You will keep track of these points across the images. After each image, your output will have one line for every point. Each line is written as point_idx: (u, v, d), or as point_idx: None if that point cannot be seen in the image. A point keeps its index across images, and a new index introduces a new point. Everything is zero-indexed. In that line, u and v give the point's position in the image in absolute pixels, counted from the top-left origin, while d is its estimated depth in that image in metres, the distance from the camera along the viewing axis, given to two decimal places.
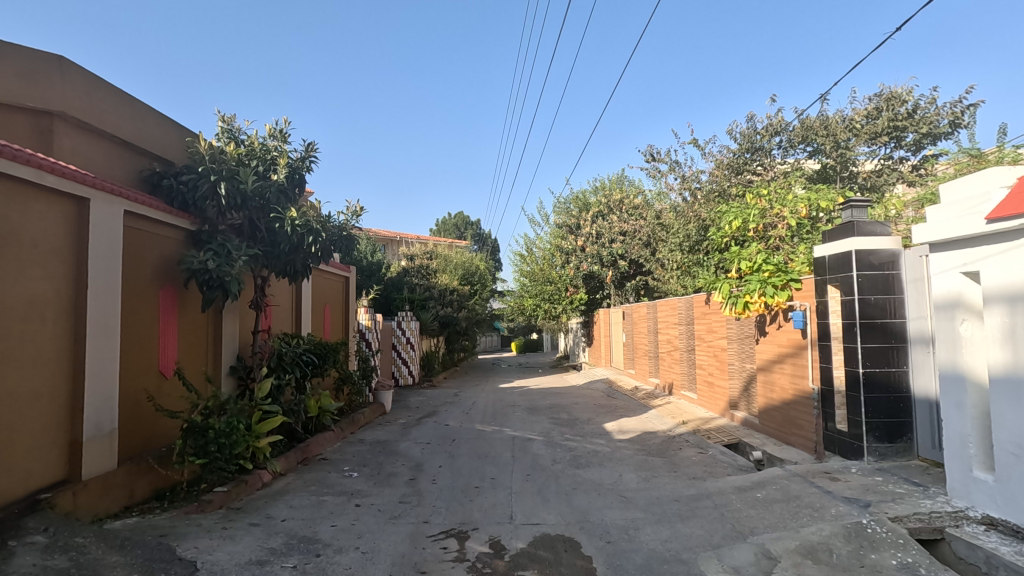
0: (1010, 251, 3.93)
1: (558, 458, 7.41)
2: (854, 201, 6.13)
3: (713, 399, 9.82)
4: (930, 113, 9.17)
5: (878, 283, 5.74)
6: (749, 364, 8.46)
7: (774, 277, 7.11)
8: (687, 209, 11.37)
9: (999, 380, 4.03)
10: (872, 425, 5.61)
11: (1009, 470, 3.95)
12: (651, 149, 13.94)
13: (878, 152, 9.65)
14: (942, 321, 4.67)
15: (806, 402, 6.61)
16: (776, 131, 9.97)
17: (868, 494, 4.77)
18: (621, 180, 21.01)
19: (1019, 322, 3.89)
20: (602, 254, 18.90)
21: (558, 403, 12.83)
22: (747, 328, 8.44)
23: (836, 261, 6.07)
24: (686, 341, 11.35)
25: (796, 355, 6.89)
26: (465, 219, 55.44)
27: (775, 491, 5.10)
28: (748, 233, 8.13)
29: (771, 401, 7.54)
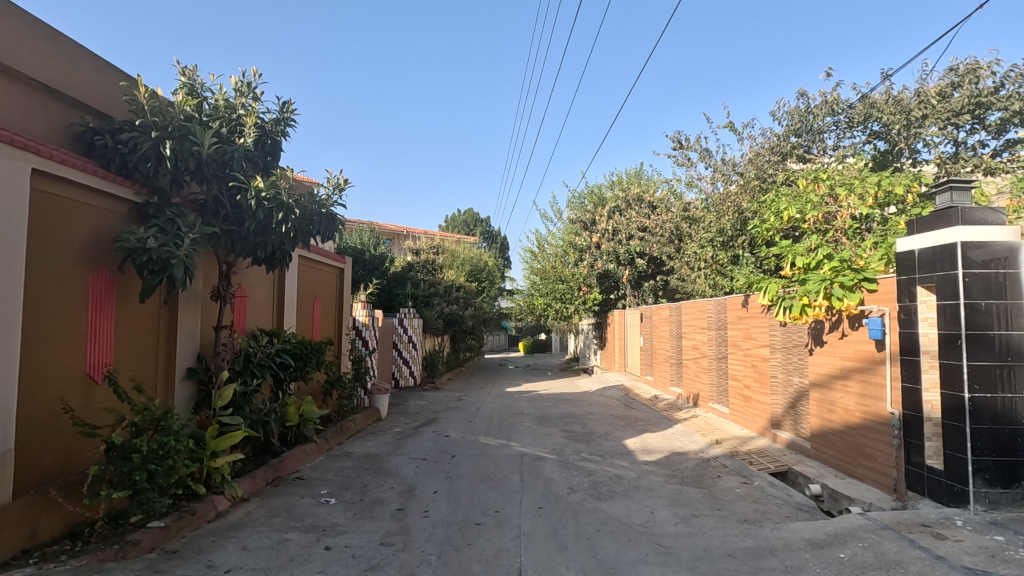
0: None
1: (575, 485, 6.25)
2: (954, 180, 4.91)
3: (749, 416, 8.64)
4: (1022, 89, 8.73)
5: (989, 285, 4.57)
6: (798, 377, 7.28)
7: (840, 275, 5.85)
8: (722, 200, 10.23)
9: None
10: (981, 466, 4.44)
11: None
12: (679, 136, 12.85)
13: (954, 136, 9.15)
14: None
15: (882, 429, 5.41)
16: (833, 110, 9.95)
17: (999, 564, 3.56)
18: (640, 174, 19.84)
19: None
20: (619, 251, 17.78)
21: (570, 412, 11.69)
22: (798, 336, 7.24)
23: (931, 257, 4.87)
24: (715, 347, 10.16)
25: (867, 371, 5.70)
26: (474, 216, 54.61)
27: (865, 551, 3.91)
28: (803, 223, 6.89)
29: (828, 424, 6.34)
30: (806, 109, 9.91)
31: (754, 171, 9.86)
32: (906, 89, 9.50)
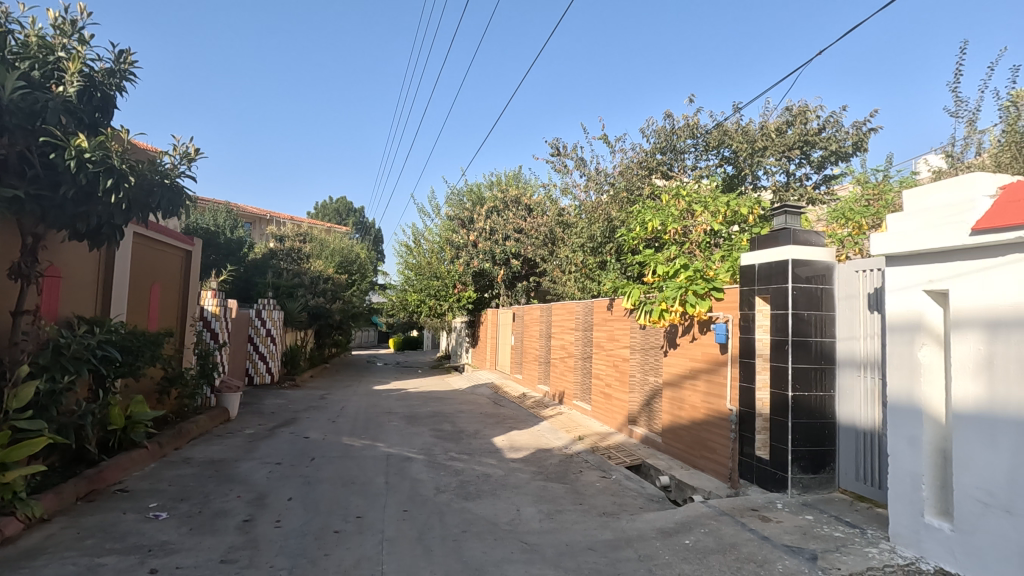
0: (990, 271, 3.22)
1: (443, 486, 6.13)
2: (789, 206, 5.60)
3: (609, 412, 9.18)
4: (837, 135, 10.71)
5: (812, 297, 5.26)
6: (654, 377, 7.87)
7: (694, 284, 6.39)
8: (595, 208, 11.00)
9: (967, 415, 3.32)
10: (798, 455, 5.07)
11: (973, 519, 3.27)
12: (557, 143, 13.35)
13: (787, 167, 10.87)
14: (893, 342, 3.87)
15: (722, 423, 6.01)
16: (693, 133, 10.98)
17: (810, 540, 4.06)
18: (518, 177, 20.33)
19: (1000, 352, 3.16)
20: (494, 251, 17.96)
21: (440, 411, 11.54)
22: (654, 339, 7.83)
23: (768, 271, 5.50)
24: (581, 347, 10.67)
25: (712, 372, 6.31)
26: (347, 205, 52.28)
27: (706, 537, 4.28)
28: (665, 235, 7.44)
29: (678, 420, 6.92)
30: (671, 129, 10.87)
31: (624, 181, 10.80)
32: (751, 122, 10.96)
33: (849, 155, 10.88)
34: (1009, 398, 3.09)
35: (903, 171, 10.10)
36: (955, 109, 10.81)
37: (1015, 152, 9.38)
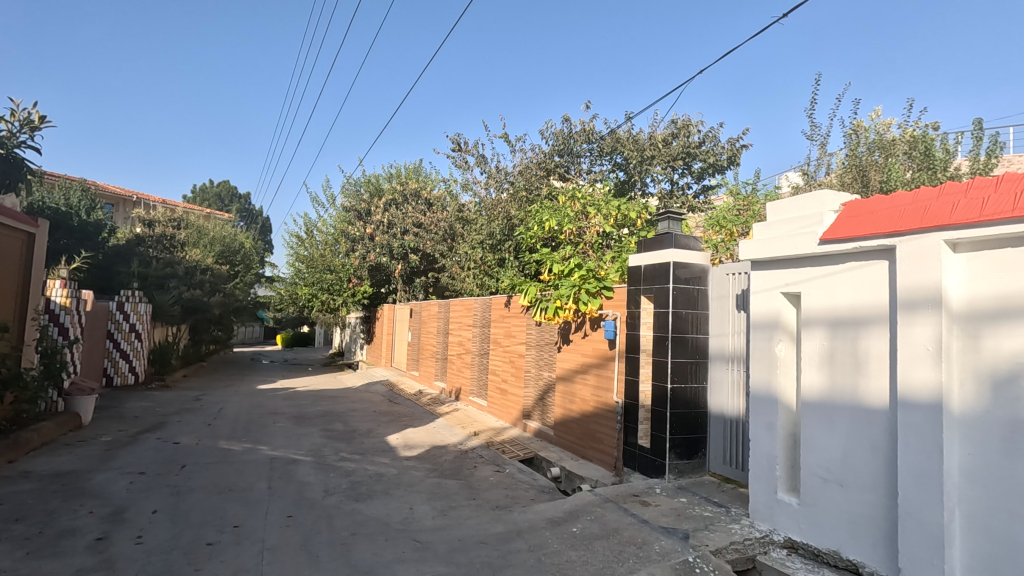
0: (834, 276, 3.69)
1: (332, 488, 5.87)
2: (671, 212, 6.01)
3: (504, 408, 9.34)
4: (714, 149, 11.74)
5: (689, 297, 5.72)
6: (547, 372, 8.12)
7: (586, 282, 6.67)
8: (494, 206, 11.12)
9: (813, 403, 3.78)
10: (675, 443, 5.49)
11: (814, 493, 3.74)
12: (458, 139, 13.32)
13: (671, 176, 11.71)
14: (755, 338, 4.31)
15: (609, 415, 6.35)
16: (589, 138, 11.51)
17: (683, 521, 4.41)
18: (418, 170, 20.03)
19: (838, 346, 3.63)
20: (392, 245, 17.43)
21: (331, 410, 11.05)
22: (549, 335, 8.07)
23: (652, 272, 5.89)
24: (479, 344, 10.75)
25: (601, 366, 6.65)
26: (230, 191, 48.36)
27: (592, 524, 4.50)
28: (560, 234, 7.69)
29: (569, 413, 7.21)
30: (568, 133, 11.38)
31: (523, 181, 11.08)
32: (641, 132, 11.68)
33: (724, 168, 11.96)
34: (844, 386, 3.56)
35: (768, 185, 11.32)
36: (810, 133, 12.26)
37: (855, 174, 10.83)
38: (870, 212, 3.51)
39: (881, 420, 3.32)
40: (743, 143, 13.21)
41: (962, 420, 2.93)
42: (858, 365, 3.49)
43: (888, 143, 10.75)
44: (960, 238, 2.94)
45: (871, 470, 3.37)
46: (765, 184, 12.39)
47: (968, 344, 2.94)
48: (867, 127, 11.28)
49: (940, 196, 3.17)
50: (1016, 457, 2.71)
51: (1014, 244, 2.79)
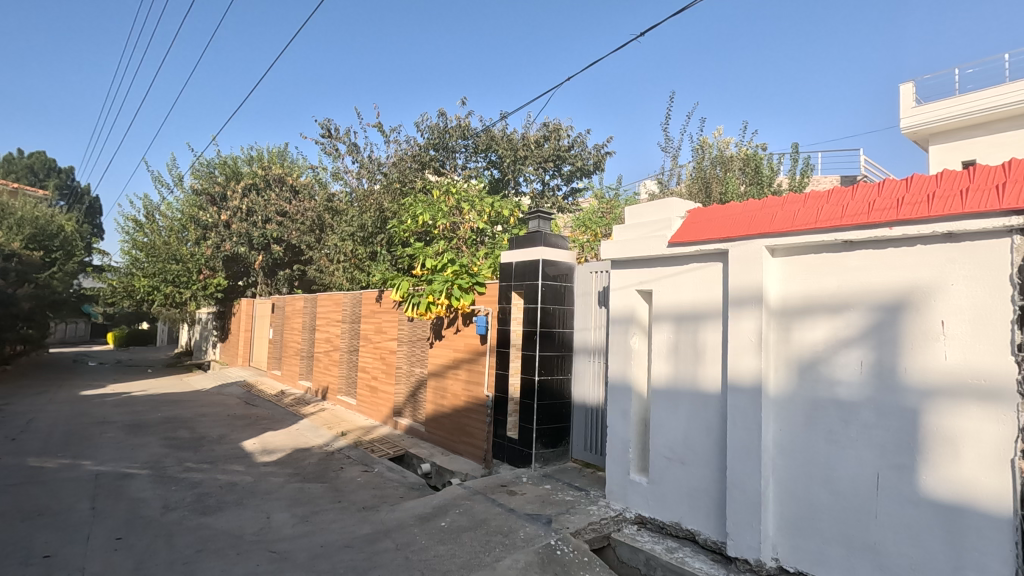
0: (679, 275, 4.09)
1: (174, 502, 5.27)
2: (541, 211, 6.24)
3: (374, 406, 9.07)
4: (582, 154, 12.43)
5: (556, 293, 5.99)
6: (419, 368, 8.02)
7: (459, 278, 6.69)
8: (366, 197, 10.74)
9: (660, 390, 4.17)
10: (541, 432, 5.73)
11: (660, 471, 4.14)
12: (328, 125, 12.63)
13: (542, 177, 12.21)
14: (613, 332, 4.64)
15: (480, 409, 6.46)
16: (464, 134, 11.63)
17: (546, 506, 4.62)
18: (283, 154, 18.68)
19: (682, 339, 4.04)
20: (252, 235, 16.06)
21: (175, 416, 9.89)
22: (421, 331, 7.97)
23: (523, 269, 6.08)
24: (348, 340, 10.31)
25: (472, 361, 6.72)
26: (46, 163, 41.17)
27: (461, 517, 4.54)
28: (434, 229, 7.62)
29: (440, 408, 7.21)
30: (444, 127, 11.49)
31: (397, 172, 10.85)
32: (515, 132, 12.02)
33: (591, 172, 12.71)
34: (686, 375, 3.98)
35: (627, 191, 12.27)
36: (665, 146, 13.48)
37: (701, 185, 12.13)
38: (710, 219, 3.95)
39: (714, 404, 3.76)
40: (607, 149, 14.16)
41: (776, 401, 3.41)
42: (697, 355, 3.91)
43: (727, 159, 12.18)
44: (777, 245, 3.42)
45: (705, 447, 3.81)
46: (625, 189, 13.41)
47: (781, 336, 3.43)
48: (711, 143, 12.68)
49: (764, 208, 3.65)
50: (814, 430, 3.22)
51: (814, 251, 3.31)
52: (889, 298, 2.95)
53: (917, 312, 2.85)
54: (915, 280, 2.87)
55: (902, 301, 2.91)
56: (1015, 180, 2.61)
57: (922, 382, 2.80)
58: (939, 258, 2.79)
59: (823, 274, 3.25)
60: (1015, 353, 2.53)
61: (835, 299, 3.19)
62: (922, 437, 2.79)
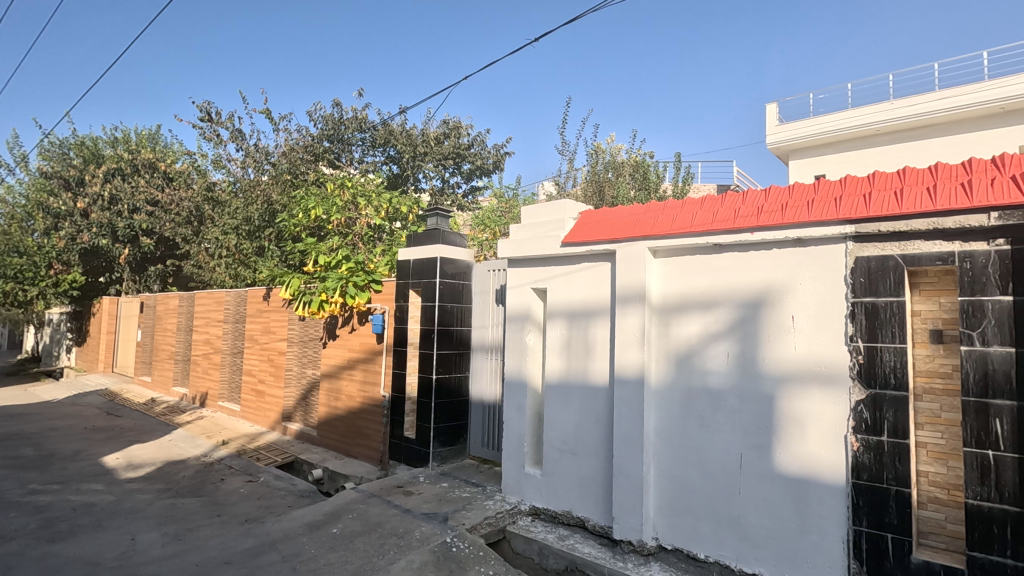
0: (572, 274, 4.27)
1: (13, 531, 4.58)
2: (439, 209, 6.19)
3: (261, 411, 8.50)
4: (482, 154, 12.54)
5: (454, 291, 5.99)
6: (311, 370, 7.64)
7: (354, 276, 6.47)
8: (252, 188, 10.04)
9: (553, 384, 4.32)
10: (439, 431, 5.71)
11: (553, 463, 4.30)
12: (208, 108, 11.64)
13: (442, 174, 12.17)
14: (510, 329, 4.73)
15: (375, 410, 6.29)
16: (361, 127, 11.29)
17: (443, 505, 4.61)
18: (155, 138, 16.92)
19: (573, 335, 4.22)
20: (117, 226, 14.34)
21: (16, 432, 8.60)
22: (313, 330, 7.60)
23: (420, 267, 6.00)
24: (231, 341, 9.58)
25: (367, 361, 6.53)
26: None
27: (353, 522, 4.40)
28: (328, 224, 7.28)
29: (334, 411, 6.92)
30: (339, 118, 11.15)
31: (287, 163, 10.26)
32: (414, 127, 11.85)
33: (491, 172, 12.85)
34: (577, 369, 4.16)
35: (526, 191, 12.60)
36: (561, 149, 13.96)
37: (594, 188, 12.74)
38: (601, 221, 4.16)
39: (602, 396, 3.96)
40: (506, 150, 14.41)
41: (657, 392, 3.68)
42: (587, 351, 4.10)
43: (619, 164, 12.88)
44: (658, 247, 3.67)
45: (594, 438, 4.01)
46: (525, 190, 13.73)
47: (661, 331, 3.70)
48: (604, 149, 13.33)
49: (648, 212, 3.91)
50: (689, 417, 3.51)
51: (690, 253, 3.60)
52: (752, 296, 3.29)
53: (774, 308, 3.20)
54: (772, 280, 3.23)
55: (762, 299, 3.25)
56: (1012, 174, 2.59)
57: (777, 370, 3.16)
58: (791, 260, 3.16)
59: (697, 274, 3.55)
60: (848, 343, 2.93)
61: (706, 297, 3.50)
62: (776, 419, 3.14)
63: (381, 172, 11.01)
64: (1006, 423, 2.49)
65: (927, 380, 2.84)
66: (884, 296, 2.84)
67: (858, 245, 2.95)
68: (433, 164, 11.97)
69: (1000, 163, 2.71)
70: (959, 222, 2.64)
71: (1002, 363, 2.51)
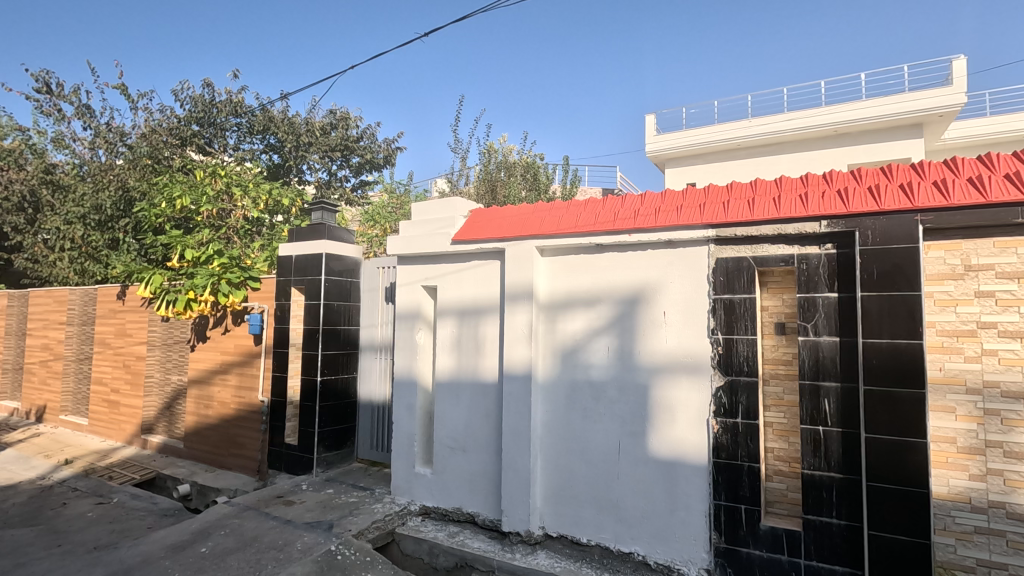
0: (463, 272, 4.28)
1: None
2: (325, 202, 5.89)
3: (115, 424, 7.56)
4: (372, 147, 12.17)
5: (341, 289, 5.74)
6: (176, 376, 6.93)
7: (228, 272, 5.90)
8: (103, 171, 8.88)
9: (444, 382, 4.31)
10: (324, 436, 5.45)
11: (444, 461, 4.29)
12: (46, 78, 10.11)
13: (328, 166, 11.62)
14: (399, 328, 4.64)
15: (252, 417, 5.85)
16: (235, 110, 10.44)
17: (328, 512, 4.41)
18: None
19: (464, 332, 4.23)
20: None
21: None
22: (179, 332, 6.90)
23: (303, 263, 5.68)
24: (77, 346, 8.41)
25: (243, 365, 6.04)
26: None
27: (226, 538, 4.06)
28: (197, 215, 6.64)
29: (204, 420, 6.34)
30: (210, 100, 10.28)
31: (146, 146, 9.20)
32: (297, 115, 11.17)
33: (381, 166, 12.51)
34: (468, 366, 4.18)
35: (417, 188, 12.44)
36: (454, 146, 13.88)
37: (487, 187, 12.90)
38: (491, 220, 4.21)
39: (491, 392, 4.03)
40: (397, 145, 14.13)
41: (543, 386, 3.80)
42: (477, 348, 4.14)
43: (510, 164, 13.10)
44: (545, 246, 3.80)
45: (484, 434, 4.06)
46: (417, 186, 13.55)
47: (548, 327, 3.83)
48: (496, 149, 13.52)
49: (537, 212, 4.02)
50: (572, 409, 3.67)
51: (575, 252, 3.77)
52: (629, 293, 3.52)
53: (648, 304, 3.45)
54: (647, 278, 3.47)
55: (638, 296, 3.49)
56: (1007, 173, 2.65)
57: (651, 362, 3.40)
58: (663, 261, 3.42)
59: (581, 273, 3.73)
60: (710, 335, 3.24)
61: (589, 295, 3.68)
62: (650, 407, 3.38)
63: (259, 160, 10.26)
64: (832, 401, 2.90)
65: (773, 367, 3.21)
66: (740, 293, 3.19)
67: (719, 248, 3.27)
68: (318, 155, 11.39)
69: (830, 179, 3.14)
70: (799, 228, 3.02)
71: (830, 351, 2.93)
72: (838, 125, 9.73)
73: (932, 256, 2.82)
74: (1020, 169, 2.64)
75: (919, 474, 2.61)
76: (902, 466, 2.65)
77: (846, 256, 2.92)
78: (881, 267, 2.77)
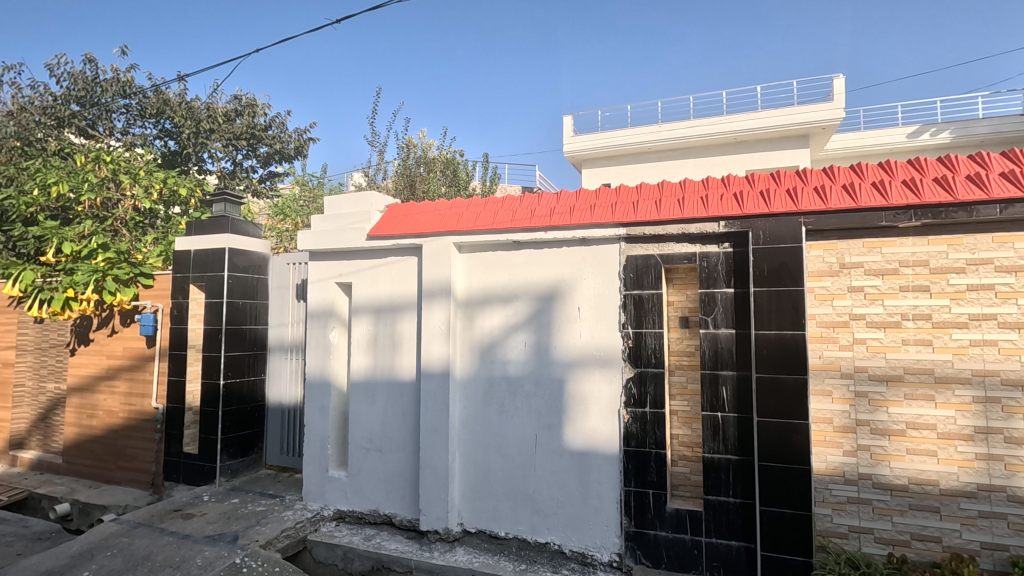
0: (378, 268, 4.18)
1: None
2: (228, 194, 5.51)
3: None
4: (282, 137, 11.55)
5: (246, 286, 5.40)
6: (52, 384, 6.22)
7: (115, 268, 5.35)
8: None
9: (359, 382, 4.19)
10: (228, 442, 5.11)
11: (359, 462, 4.17)
12: None
13: (233, 156, 10.87)
14: (311, 326, 4.44)
15: (144, 426, 5.37)
16: (124, 91, 9.53)
17: (232, 523, 4.15)
18: None
19: (379, 330, 4.13)
20: None
21: None
22: (55, 335, 6.19)
23: (204, 258, 5.28)
24: None
25: (133, 369, 5.53)
26: None
27: (113, 560, 3.71)
28: (76, 205, 6.00)
29: (86, 431, 5.74)
30: (93, 78, 9.34)
31: (14, 126, 8.37)
32: (197, 99, 10.39)
33: (292, 157, 11.90)
34: (384, 365, 4.09)
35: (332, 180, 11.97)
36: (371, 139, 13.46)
37: (405, 182, 12.67)
38: (408, 215, 4.14)
39: (408, 390, 3.96)
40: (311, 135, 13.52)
41: (461, 383, 3.80)
42: (394, 346, 4.05)
43: (429, 160, 12.90)
44: (463, 242, 3.79)
45: (401, 433, 3.99)
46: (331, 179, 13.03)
47: (465, 324, 3.83)
48: (415, 144, 13.28)
49: (455, 208, 4.00)
50: (490, 405, 3.70)
51: (493, 249, 3.79)
52: (545, 289, 3.59)
53: (562, 301, 3.54)
54: (562, 275, 3.56)
55: (554, 292, 3.57)
56: (961, 174, 2.86)
57: (566, 357, 3.49)
58: (577, 258, 3.52)
59: (498, 270, 3.75)
60: (621, 330, 3.38)
61: (506, 291, 3.72)
62: (565, 400, 3.47)
63: (151, 145, 9.44)
64: (729, 389, 3.12)
65: (677, 358, 3.42)
66: (648, 289, 3.35)
67: (628, 245, 3.42)
68: (221, 143, 10.63)
69: (727, 183, 3.38)
70: (701, 228, 3.22)
71: (727, 342, 3.15)
72: (738, 134, 10.45)
73: (813, 255, 3.11)
74: (886, 177, 2.97)
75: (802, 452, 2.88)
76: (788, 446, 2.91)
77: (740, 255, 3.16)
78: (771, 264, 3.03)
